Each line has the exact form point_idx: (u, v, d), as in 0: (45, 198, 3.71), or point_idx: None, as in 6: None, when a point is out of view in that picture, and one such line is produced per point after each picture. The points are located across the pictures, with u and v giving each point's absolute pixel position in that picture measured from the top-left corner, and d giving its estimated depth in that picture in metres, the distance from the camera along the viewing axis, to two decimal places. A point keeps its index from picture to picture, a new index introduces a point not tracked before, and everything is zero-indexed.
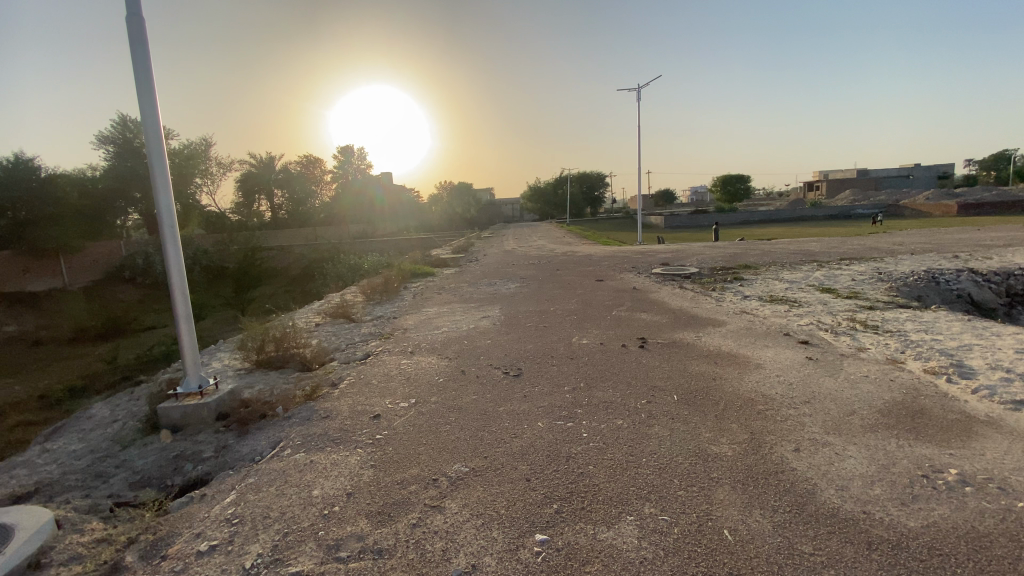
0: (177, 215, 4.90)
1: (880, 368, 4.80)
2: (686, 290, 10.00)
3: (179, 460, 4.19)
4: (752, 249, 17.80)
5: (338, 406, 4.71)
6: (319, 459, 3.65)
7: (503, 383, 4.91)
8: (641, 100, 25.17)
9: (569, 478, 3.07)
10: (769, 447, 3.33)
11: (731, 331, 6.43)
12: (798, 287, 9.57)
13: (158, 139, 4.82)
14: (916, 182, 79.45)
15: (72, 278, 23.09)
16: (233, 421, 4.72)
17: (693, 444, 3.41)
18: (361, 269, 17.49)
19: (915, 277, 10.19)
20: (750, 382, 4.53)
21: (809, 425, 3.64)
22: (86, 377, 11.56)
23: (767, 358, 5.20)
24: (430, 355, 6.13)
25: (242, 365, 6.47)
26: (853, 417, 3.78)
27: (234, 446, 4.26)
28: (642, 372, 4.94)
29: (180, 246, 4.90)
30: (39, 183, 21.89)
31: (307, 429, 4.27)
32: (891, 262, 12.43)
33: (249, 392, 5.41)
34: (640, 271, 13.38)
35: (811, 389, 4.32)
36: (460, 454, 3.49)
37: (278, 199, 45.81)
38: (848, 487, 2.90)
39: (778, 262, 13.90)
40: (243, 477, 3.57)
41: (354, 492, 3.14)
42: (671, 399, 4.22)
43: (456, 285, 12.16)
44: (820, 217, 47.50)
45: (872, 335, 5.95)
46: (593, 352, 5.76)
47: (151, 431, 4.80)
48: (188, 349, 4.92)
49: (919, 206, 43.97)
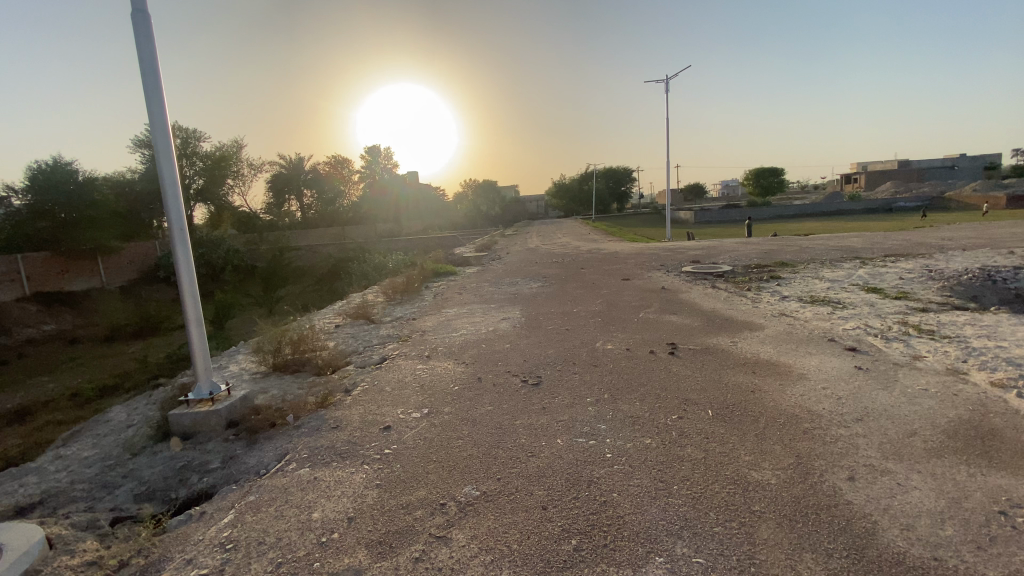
0: (185, 216, 4.80)
1: (942, 380, 4.30)
2: (718, 290, 9.48)
3: (185, 471, 4.05)
4: (789, 246, 17.00)
5: (349, 416, 4.49)
6: (323, 476, 3.43)
7: (520, 393, 4.60)
8: (669, 91, 24.40)
9: (590, 508, 2.75)
10: (818, 475, 2.94)
11: (769, 337, 5.96)
12: (839, 287, 8.97)
13: (166, 137, 4.74)
14: (962, 173, 75.33)
15: (110, 277, 23.87)
16: (242, 430, 4.56)
17: (732, 469, 3.05)
18: (385, 268, 17.43)
19: (969, 275, 9.41)
20: (794, 396, 4.11)
21: (863, 449, 3.21)
22: (116, 376, 11.82)
23: (811, 368, 4.75)
24: (446, 360, 5.87)
25: (258, 369, 6.34)
26: (915, 439, 3.32)
27: (241, 457, 4.09)
28: (671, 383, 4.57)
29: (189, 247, 4.78)
30: (78, 186, 22.65)
31: (315, 440, 4.06)
32: (942, 259, 11.56)
33: (263, 398, 5.27)
34: (668, 270, 12.85)
35: (864, 404, 3.87)
36: (471, 475, 3.21)
37: (307, 199, 46.70)
38: (916, 527, 2.46)
39: (817, 260, 13.16)
40: (243, 494, 3.38)
41: (355, 516, 2.90)
42: (705, 414, 3.85)
43: (478, 286, 11.89)
44: (858, 212, 45.41)
45: (928, 341, 5.39)
46: (618, 359, 5.40)
47: (162, 440, 4.70)
48: (199, 354, 4.80)
49: (966, 197, 41.55)
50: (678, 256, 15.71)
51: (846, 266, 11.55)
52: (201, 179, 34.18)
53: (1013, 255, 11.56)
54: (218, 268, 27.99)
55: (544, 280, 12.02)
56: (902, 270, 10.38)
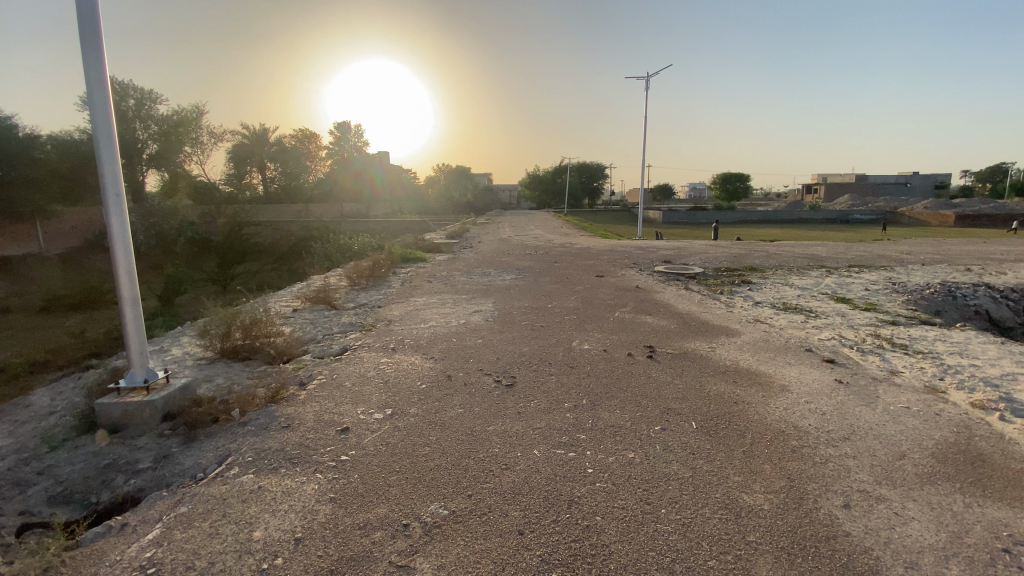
0: (123, 180, 4.24)
1: (922, 398, 4.23)
2: (692, 292, 9.40)
3: (109, 471, 3.56)
4: (757, 251, 17.24)
5: (302, 413, 4.07)
6: (268, 485, 3.03)
7: (493, 394, 4.28)
8: (650, 90, 24.35)
9: (572, 534, 2.48)
10: (811, 500, 2.77)
11: (746, 343, 5.83)
12: (810, 295, 9.03)
13: (103, 91, 4.13)
14: (913, 190, 79.10)
15: (50, 244, 22.20)
16: (180, 425, 4.08)
17: (721, 491, 2.84)
18: (350, 249, 16.72)
19: (931, 289, 9.63)
20: (778, 409, 3.95)
21: (855, 471, 3.06)
22: (49, 351, 10.86)
23: (793, 379, 4.61)
24: (413, 355, 5.48)
25: (204, 354, 5.80)
26: (906, 462, 3.20)
27: (176, 456, 3.63)
28: (652, 390, 4.33)
29: (126, 218, 4.22)
30: (18, 142, 20.61)
31: (261, 441, 3.63)
32: (903, 272, 11.90)
33: (206, 388, 4.78)
34: (641, 268, 12.77)
35: (849, 421, 3.75)
36: (438, 490, 2.88)
37: (269, 173, 44.52)
38: (919, 565, 2.30)
39: (785, 266, 13.39)
40: (174, 504, 2.95)
41: (304, 537, 2.52)
42: (689, 427, 3.62)
43: (448, 274, 11.47)
44: (818, 221, 46.98)
45: (902, 356, 5.37)
46: (595, 360, 5.15)
47: (85, 431, 4.15)
48: (133, 337, 4.26)
49: (916, 214, 43.63)
50: (650, 255, 15.73)
51: (814, 274, 11.72)
52: (156, 144, 32.03)
53: (968, 272, 12.01)
54: (171, 240, 26.43)
55: (516, 272, 11.72)
56: (868, 281, 10.58)
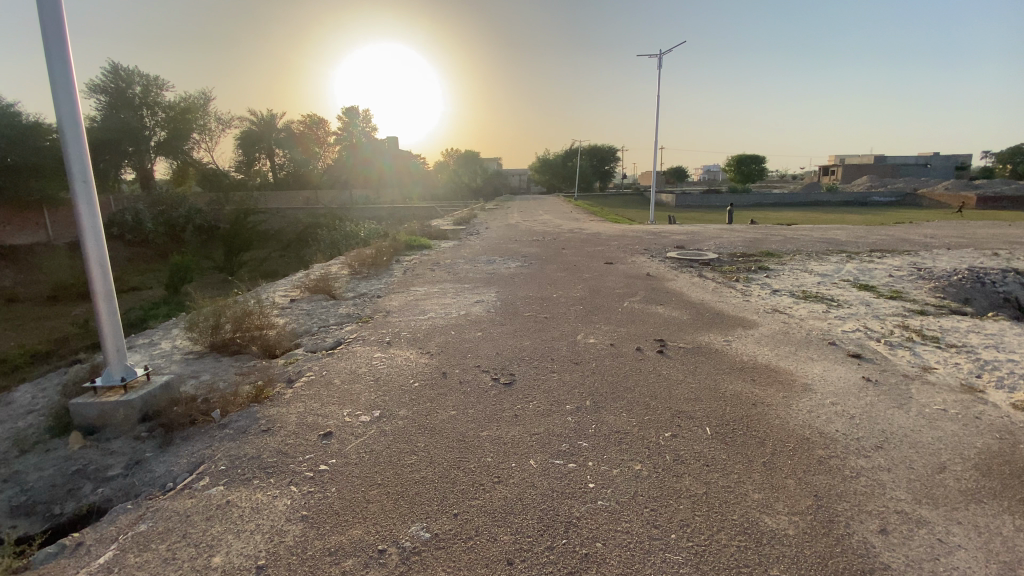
0: (91, 164, 3.93)
1: (958, 399, 3.84)
2: (705, 280, 8.98)
3: (78, 478, 3.34)
4: (774, 235, 16.65)
5: (284, 415, 3.80)
6: (237, 500, 2.77)
7: (490, 394, 3.98)
8: (662, 68, 23.45)
9: (567, 565, 2.18)
10: (843, 523, 2.43)
11: (764, 336, 5.45)
12: (831, 282, 8.56)
13: (65, 64, 3.79)
14: (934, 171, 76.83)
15: (58, 232, 22.29)
16: (158, 426, 3.83)
17: (740, 512, 2.51)
18: (356, 235, 16.48)
19: (958, 275, 9.11)
20: (802, 412, 3.59)
21: (890, 488, 2.71)
22: (54, 341, 10.84)
23: (816, 378, 4.23)
24: (407, 349, 5.19)
25: (193, 348, 5.57)
26: (947, 477, 2.84)
27: (149, 462, 3.38)
28: (661, 390, 4.00)
29: (94, 206, 3.92)
30: (24, 130, 20.54)
31: (238, 447, 3.36)
32: (928, 257, 11.32)
33: (190, 386, 4.53)
34: (652, 254, 12.34)
35: (882, 427, 3.38)
36: (421, 507, 2.59)
37: (278, 159, 44.49)
38: None
39: (804, 251, 12.85)
40: (134, 520, 2.69)
41: (267, 565, 2.25)
42: (703, 433, 3.29)
43: (452, 262, 11.12)
44: (834, 204, 45.85)
45: (934, 350, 4.95)
46: (601, 356, 4.81)
47: (60, 434, 3.93)
48: (109, 333, 4.01)
49: (936, 196, 42.27)
50: (661, 240, 15.27)
51: (834, 260, 11.19)
52: (164, 131, 31.91)
53: (997, 257, 11.37)
54: (179, 227, 26.39)
55: (522, 259, 11.36)
56: (891, 267, 10.06)
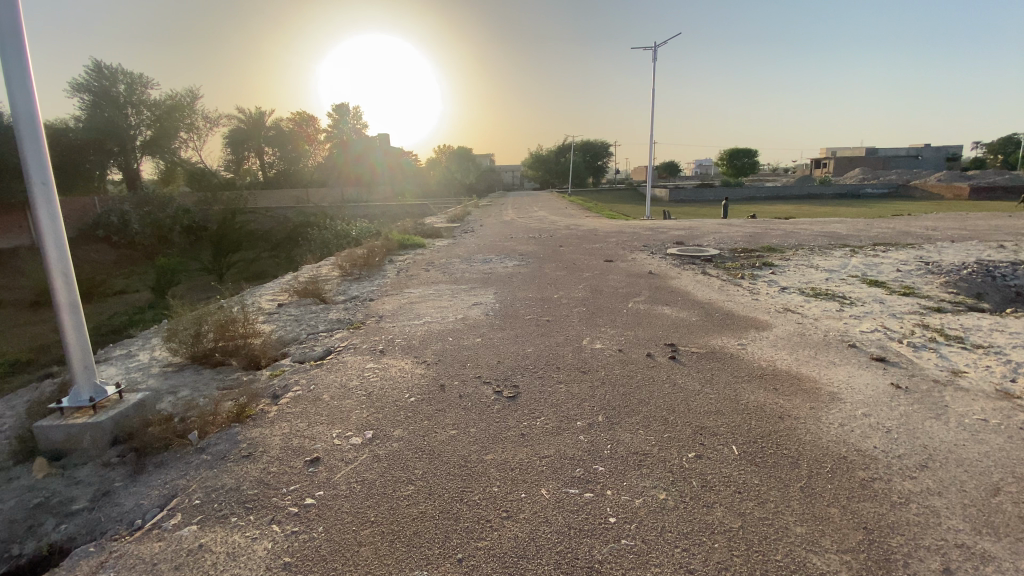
0: (52, 162, 3.54)
1: (997, 407, 3.56)
2: (710, 277, 8.71)
3: (38, 513, 2.97)
4: (773, 229, 16.41)
5: (267, 438, 3.45)
6: (211, 543, 2.43)
7: (493, 409, 3.67)
8: (659, 58, 21.31)
9: None
10: (902, 562, 2.14)
11: (780, 338, 5.16)
12: (839, 278, 8.29)
13: (20, 50, 3.40)
14: (926, 163, 77.00)
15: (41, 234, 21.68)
16: (130, 451, 3.48)
17: (784, 550, 2.21)
18: (348, 236, 16.08)
19: (967, 269, 8.88)
20: (833, 425, 3.31)
21: (946, 517, 2.43)
22: (35, 349, 10.43)
23: (842, 385, 3.94)
24: (402, 359, 4.85)
25: (173, 360, 5.21)
26: (1004, 501, 2.55)
27: (117, 494, 3.03)
28: (678, 401, 3.71)
29: (57, 209, 3.53)
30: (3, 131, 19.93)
31: (216, 476, 3.03)
32: (933, 251, 11.10)
33: (167, 403, 4.18)
34: (652, 251, 12.04)
35: (920, 441, 3.11)
36: (421, 550, 2.28)
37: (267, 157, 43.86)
38: None
39: (805, 245, 12.61)
40: (93, 568, 2.34)
41: None
42: (730, 454, 2.98)
43: (448, 261, 10.81)
44: (828, 196, 45.76)
45: (961, 352, 4.68)
46: (610, 364, 4.50)
47: (23, 460, 3.57)
48: (75, 348, 3.64)
49: (930, 187, 42.18)
50: (661, 236, 15.00)
51: (838, 254, 10.95)
52: (149, 130, 31.26)
53: (1003, 249, 11.13)
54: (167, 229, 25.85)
55: (519, 258, 11.05)
56: (898, 261, 9.83)
